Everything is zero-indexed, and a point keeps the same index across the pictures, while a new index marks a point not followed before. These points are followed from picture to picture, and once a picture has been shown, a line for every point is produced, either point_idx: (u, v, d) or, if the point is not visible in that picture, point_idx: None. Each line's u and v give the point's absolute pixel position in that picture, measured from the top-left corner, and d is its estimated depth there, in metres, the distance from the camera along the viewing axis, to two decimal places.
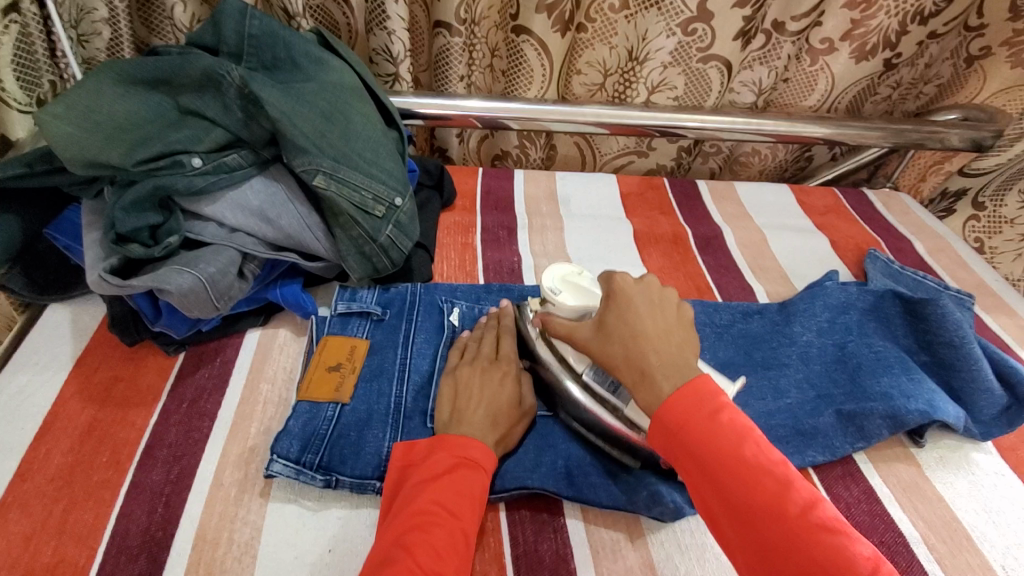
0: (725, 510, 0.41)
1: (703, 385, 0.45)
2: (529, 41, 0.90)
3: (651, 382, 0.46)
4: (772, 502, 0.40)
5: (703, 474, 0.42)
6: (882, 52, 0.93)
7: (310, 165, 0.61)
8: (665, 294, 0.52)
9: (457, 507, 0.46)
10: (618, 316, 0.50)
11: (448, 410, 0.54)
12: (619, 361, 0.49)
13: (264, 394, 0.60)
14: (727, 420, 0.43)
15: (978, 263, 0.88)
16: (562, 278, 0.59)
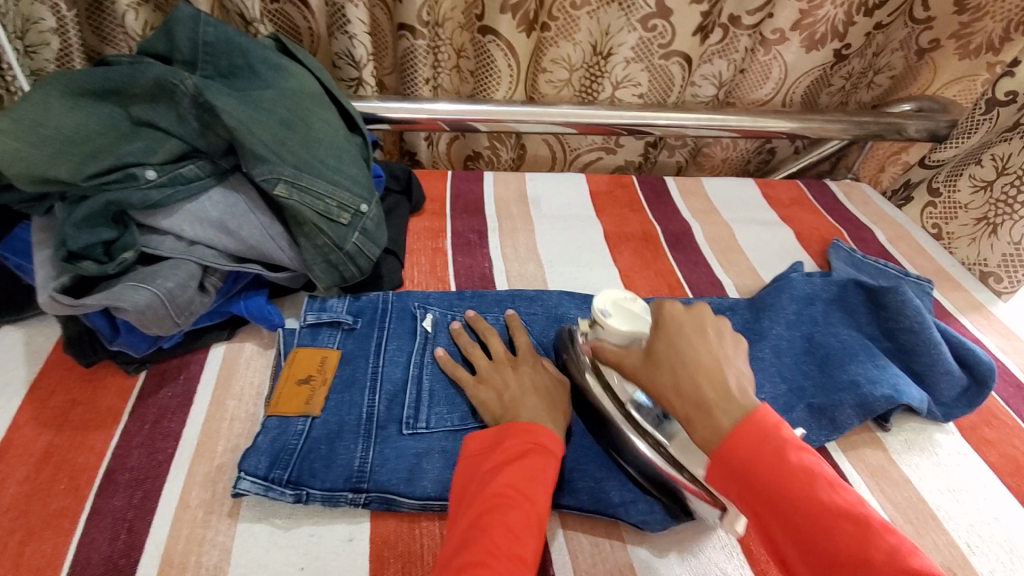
0: (799, 554, 0.38)
1: (761, 418, 0.42)
2: (496, 42, 0.90)
3: (707, 414, 0.44)
4: (846, 543, 0.36)
5: (775, 518, 0.39)
6: (831, 42, 0.95)
7: (271, 174, 0.60)
8: (716, 324, 0.50)
9: (531, 492, 0.46)
10: (667, 343, 0.48)
11: (497, 409, 0.56)
12: (670, 391, 0.47)
13: (230, 411, 0.58)
14: (794, 458, 0.40)
15: (935, 250, 0.91)
16: (614, 303, 0.57)
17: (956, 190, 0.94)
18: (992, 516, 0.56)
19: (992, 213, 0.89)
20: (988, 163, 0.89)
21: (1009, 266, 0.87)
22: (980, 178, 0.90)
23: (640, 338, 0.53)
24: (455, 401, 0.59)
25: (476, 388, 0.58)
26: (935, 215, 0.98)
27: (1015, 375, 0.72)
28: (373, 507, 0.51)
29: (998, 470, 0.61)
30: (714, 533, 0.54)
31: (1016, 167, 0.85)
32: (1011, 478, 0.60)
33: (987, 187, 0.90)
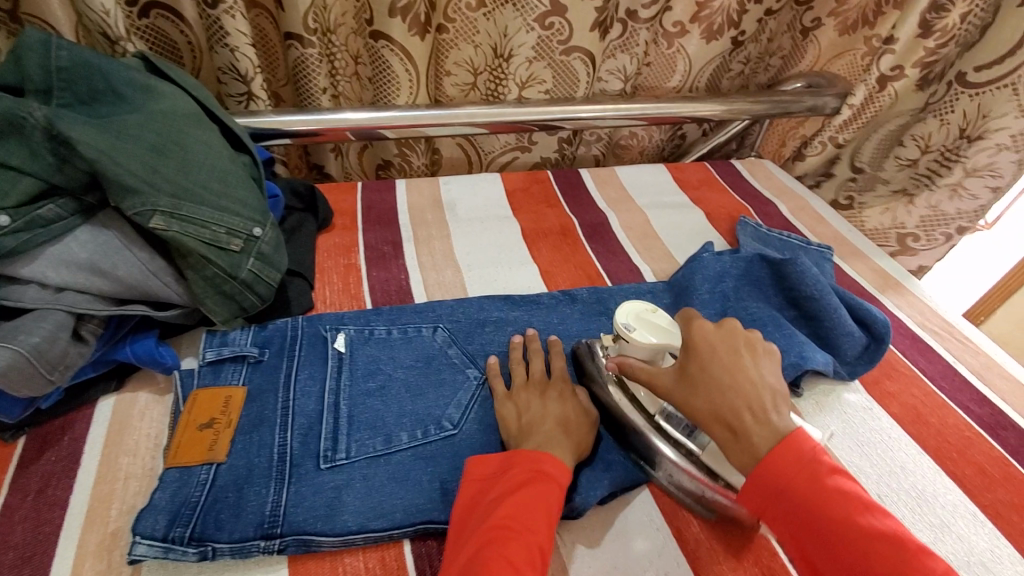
0: (829, 562, 0.41)
1: (802, 439, 0.44)
2: (390, 47, 0.87)
3: (746, 441, 0.46)
4: (892, 566, 0.39)
5: (807, 530, 0.42)
6: (727, 31, 0.99)
7: (145, 206, 0.55)
8: (750, 342, 0.51)
9: (532, 523, 0.46)
10: (700, 363, 0.50)
11: (515, 427, 0.56)
12: (708, 415, 0.48)
13: (123, 469, 0.53)
14: (833, 482, 0.43)
15: (832, 217, 0.97)
16: (636, 316, 0.57)
17: (878, 167, 1.12)
18: (897, 465, 0.60)
19: (911, 186, 1.09)
20: (911, 144, 1.05)
21: (928, 227, 1.10)
22: (906, 157, 1.07)
23: (666, 352, 0.55)
24: (377, 424, 0.57)
25: (501, 403, 0.59)
26: (852, 188, 1.16)
27: (909, 328, 0.78)
28: (290, 551, 0.48)
29: (900, 420, 0.65)
30: (646, 520, 0.55)
31: (937, 146, 1.03)
32: (912, 426, 0.64)
33: (912, 165, 1.07)
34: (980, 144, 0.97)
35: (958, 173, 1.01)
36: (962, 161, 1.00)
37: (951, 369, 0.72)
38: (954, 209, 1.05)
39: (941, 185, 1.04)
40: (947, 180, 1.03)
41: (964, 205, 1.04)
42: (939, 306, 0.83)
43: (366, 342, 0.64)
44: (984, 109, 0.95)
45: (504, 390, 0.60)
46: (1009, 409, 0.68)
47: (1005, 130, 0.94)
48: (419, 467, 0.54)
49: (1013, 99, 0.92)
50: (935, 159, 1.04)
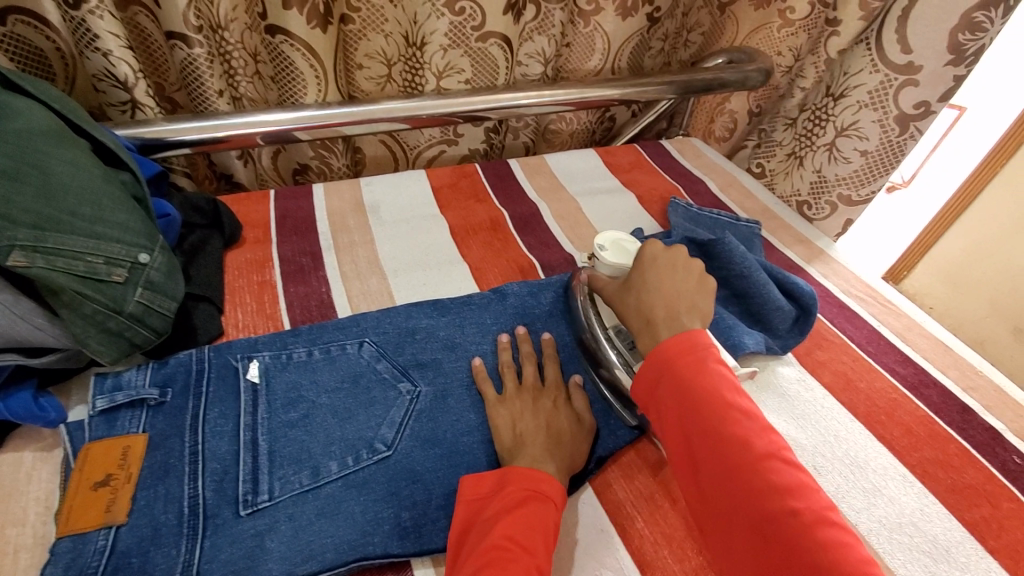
0: (693, 433, 0.44)
1: (698, 334, 0.49)
2: (289, 42, 0.80)
3: (653, 329, 0.51)
4: (742, 433, 0.42)
5: (681, 404, 0.45)
6: (642, 8, 0.97)
7: (0, 241, 0.47)
8: (690, 264, 0.56)
9: (532, 543, 0.44)
10: (640, 271, 0.57)
11: (509, 437, 0.55)
12: (632, 311, 0.55)
13: (10, 542, 0.47)
14: (716, 368, 0.46)
15: (759, 191, 0.98)
16: (610, 242, 0.70)
17: (771, 130, 1.11)
18: (831, 434, 0.61)
19: (799, 148, 1.06)
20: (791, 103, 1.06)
21: (817, 194, 1.05)
22: (789, 117, 1.07)
23: (622, 270, 0.66)
24: (302, 457, 0.52)
25: (495, 409, 0.58)
26: (758, 155, 1.15)
27: (836, 296, 0.80)
28: None
29: (832, 389, 0.67)
30: (591, 522, 0.53)
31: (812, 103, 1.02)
32: (843, 394, 0.66)
33: (793, 124, 1.07)
34: (845, 101, 0.96)
35: (829, 133, 0.99)
36: (833, 120, 0.98)
37: (876, 333, 0.75)
38: (834, 174, 1.01)
39: (820, 146, 1.01)
40: (823, 139, 1.01)
41: (840, 168, 0.99)
42: (861, 271, 0.85)
43: (284, 368, 0.59)
44: (845, 65, 0.96)
45: (496, 395, 0.59)
46: (930, 367, 0.71)
47: (863, 87, 0.93)
48: (351, 497, 0.51)
49: (868, 55, 0.91)
50: (813, 120, 1.03)
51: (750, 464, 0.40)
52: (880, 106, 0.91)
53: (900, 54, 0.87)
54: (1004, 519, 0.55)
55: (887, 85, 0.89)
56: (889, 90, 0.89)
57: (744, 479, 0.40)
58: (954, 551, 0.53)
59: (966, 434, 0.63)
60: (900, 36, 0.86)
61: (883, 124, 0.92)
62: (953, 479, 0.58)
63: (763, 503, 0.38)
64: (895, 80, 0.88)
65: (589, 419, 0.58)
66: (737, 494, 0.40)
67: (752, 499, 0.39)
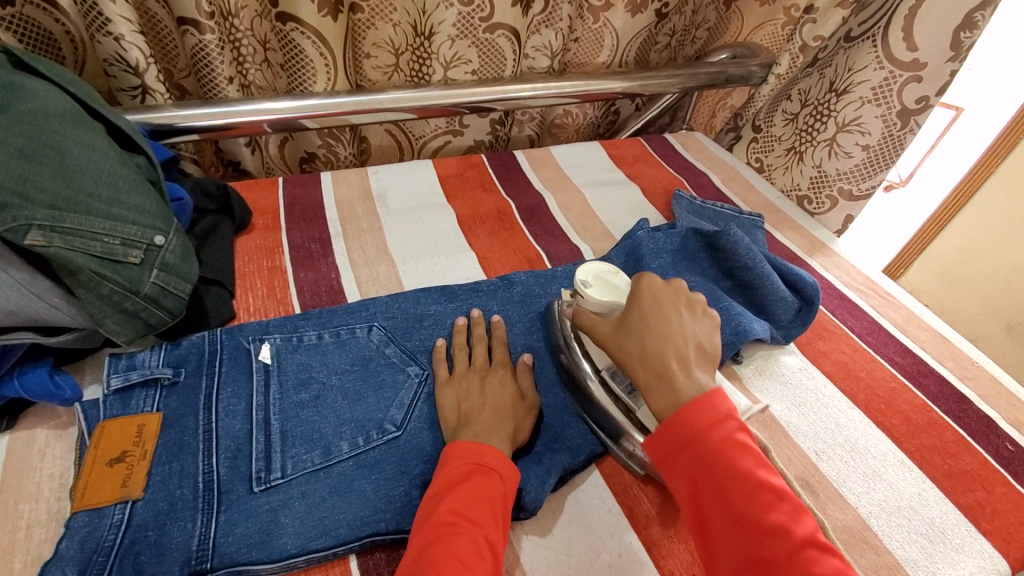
0: (722, 518, 0.40)
1: (718, 398, 0.44)
2: (300, 30, 0.81)
3: (668, 385, 0.46)
4: (776, 519, 0.39)
5: (704, 483, 0.41)
6: (651, 4, 0.97)
7: (18, 220, 0.48)
8: (691, 301, 0.52)
9: (479, 515, 0.45)
10: (638, 312, 0.51)
11: (454, 417, 0.54)
12: (635, 358, 0.48)
13: (24, 518, 0.47)
14: (742, 442, 0.42)
15: (762, 185, 0.99)
16: (595, 276, 0.59)
17: (772, 125, 1.09)
18: (832, 420, 0.63)
19: (800, 143, 1.04)
20: (796, 98, 1.04)
21: (817, 189, 1.03)
22: (790, 112, 1.05)
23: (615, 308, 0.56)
24: (314, 437, 0.53)
25: (442, 388, 0.57)
26: (756, 149, 1.14)
27: (837, 288, 0.81)
28: None
29: (833, 378, 0.68)
30: (598, 502, 0.54)
31: (814, 98, 1.00)
32: (843, 382, 0.67)
33: (794, 119, 1.04)
34: (848, 97, 0.94)
35: (831, 128, 0.97)
36: (834, 116, 0.96)
37: (876, 324, 0.76)
38: (834, 169, 0.98)
39: (821, 141, 0.99)
40: (824, 135, 0.99)
41: (841, 164, 0.97)
42: (862, 264, 0.87)
43: (295, 350, 0.60)
44: (851, 62, 0.93)
45: (445, 374, 0.59)
46: (928, 358, 0.72)
47: (867, 83, 0.90)
48: (363, 475, 0.52)
49: (873, 52, 0.89)
50: (814, 116, 1.00)
51: (786, 556, 0.38)
52: (883, 102, 0.89)
53: (906, 51, 0.85)
54: (998, 503, 0.57)
55: (892, 81, 0.87)
56: (893, 86, 0.87)
57: (778, 568, 0.38)
58: (949, 533, 0.54)
59: (962, 421, 0.65)
60: (906, 33, 0.84)
61: (886, 119, 0.90)
62: (950, 465, 0.60)
63: None
64: (900, 77, 0.86)
65: (533, 398, 0.57)
66: None
67: None
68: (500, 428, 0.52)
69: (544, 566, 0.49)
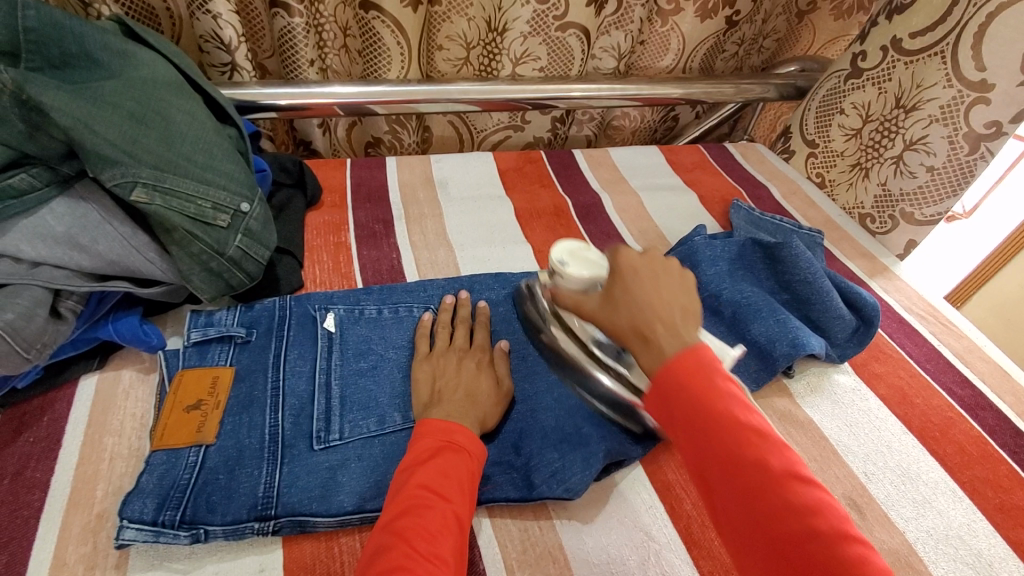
0: (713, 467, 0.37)
1: (702, 351, 0.41)
2: (380, 18, 0.84)
3: (656, 351, 0.41)
4: (764, 459, 0.37)
5: (694, 433, 0.38)
6: (722, 10, 0.97)
7: (126, 177, 0.52)
8: (668, 264, 0.48)
9: (448, 491, 0.45)
10: (622, 284, 0.46)
11: (426, 394, 0.54)
12: (627, 328, 0.44)
13: (108, 450, 0.51)
14: (727, 386, 0.39)
15: (823, 202, 0.98)
16: (569, 253, 0.56)
17: (830, 139, 1.02)
18: (884, 444, 0.62)
19: (863, 159, 0.97)
20: (851, 113, 0.98)
21: (881, 208, 0.96)
22: (849, 127, 0.99)
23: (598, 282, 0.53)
24: (370, 405, 0.56)
25: (419, 364, 0.57)
26: (816, 164, 1.06)
27: (897, 311, 0.79)
28: (284, 532, 0.48)
29: (887, 401, 0.66)
30: (639, 497, 0.55)
31: (876, 114, 0.94)
32: (898, 407, 0.66)
33: (856, 135, 0.98)
34: (914, 115, 0.89)
35: (897, 146, 0.92)
36: (901, 133, 0.91)
37: (935, 352, 0.74)
38: (898, 189, 0.93)
39: (885, 159, 0.94)
40: (889, 153, 0.93)
41: (906, 184, 0.91)
42: (924, 289, 0.84)
43: (357, 322, 0.63)
44: (916, 78, 0.88)
45: (426, 350, 0.59)
46: (988, 390, 0.70)
47: (935, 101, 0.86)
48: None
49: (942, 68, 0.84)
50: (878, 131, 0.94)
51: (777, 495, 0.35)
52: (951, 122, 0.85)
53: (974, 71, 0.81)
54: None
55: (960, 101, 0.83)
56: (960, 107, 0.83)
57: (768, 507, 0.35)
58: (996, 566, 0.52)
59: (1018, 457, 0.62)
60: (975, 53, 0.80)
61: (952, 141, 0.85)
62: (1003, 499, 0.58)
63: (798, 538, 0.34)
64: (970, 97, 0.82)
65: (508, 385, 0.57)
66: (764, 530, 0.35)
67: (783, 530, 0.34)
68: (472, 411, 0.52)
69: (585, 552, 0.50)
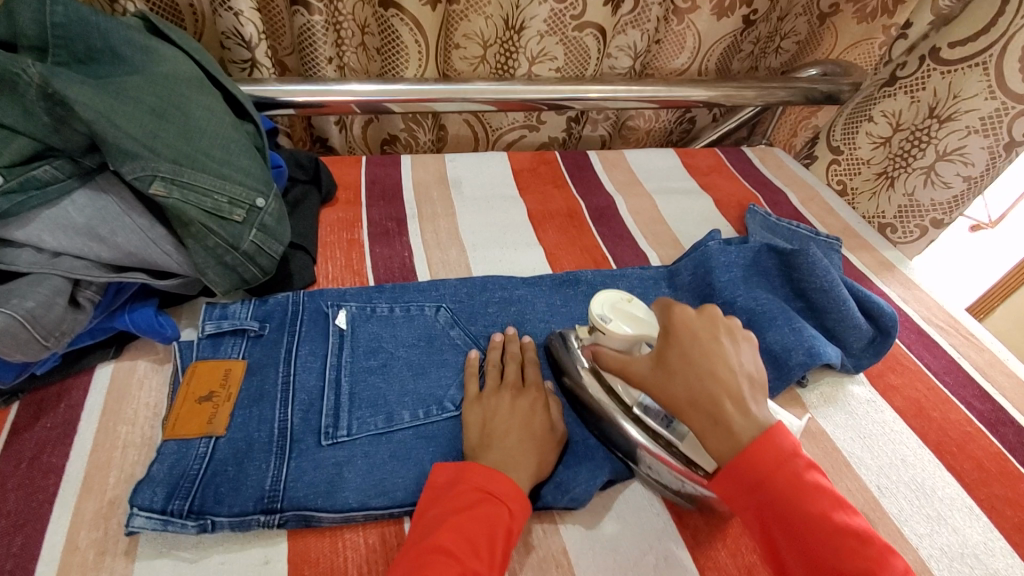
0: (804, 565, 0.39)
1: (779, 434, 0.42)
2: (400, 16, 0.85)
3: (726, 429, 0.43)
4: (863, 562, 0.38)
5: (782, 531, 0.40)
6: (739, 10, 0.95)
7: (145, 171, 0.53)
8: (728, 326, 0.48)
9: (472, 549, 0.43)
10: (680, 351, 0.46)
11: (477, 435, 0.52)
12: (686, 404, 0.45)
13: (122, 438, 0.52)
14: (809, 477, 0.41)
15: (843, 209, 0.96)
16: (611, 306, 0.53)
17: (856, 146, 1.01)
18: (899, 457, 0.60)
19: (891, 168, 0.97)
20: (881, 121, 0.97)
21: (905, 218, 0.96)
22: (878, 135, 0.98)
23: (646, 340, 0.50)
24: (378, 402, 0.56)
25: (470, 405, 0.55)
26: (839, 171, 1.05)
27: (915, 322, 0.77)
28: (290, 525, 0.48)
29: (903, 413, 0.65)
30: (644, 503, 0.54)
31: (908, 123, 0.93)
32: (914, 420, 0.64)
33: (885, 143, 0.97)
34: (951, 126, 0.87)
35: (929, 156, 0.90)
36: (933, 144, 0.90)
37: (954, 364, 0.72)
38: (927, 199, 0.92)
39: (916, 168, 0.93)
40: (921, 163, 0.92)
41: (937, 195, 0.91)
42: (946, 300, 0.82)
43: (368, 319, 0.63)
44: (954, 88, 0.86)
45: (475, 391, 0.56)
46: (1009, 405, 0.68)
47: (975, 112, 0.84)
48: (423, 445, 0.54)
49: (984, 80, 0.83)
50: (909, 141, 0.93)
51: None
52: (991, 133, 0.83)
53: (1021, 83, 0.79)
54: None
55: (1002, 113, 0.81)
56: (1004, 118, 0.81)
57: None
58: None
59: None
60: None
61: (992, 151, 0.83)
62: (1022, 518, 0.56)
63: None
64: (1013, 109, 0.80)
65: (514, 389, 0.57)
66: None
67: None
68: (519, 438, 0.51)
69: (589, 558, 0.50)
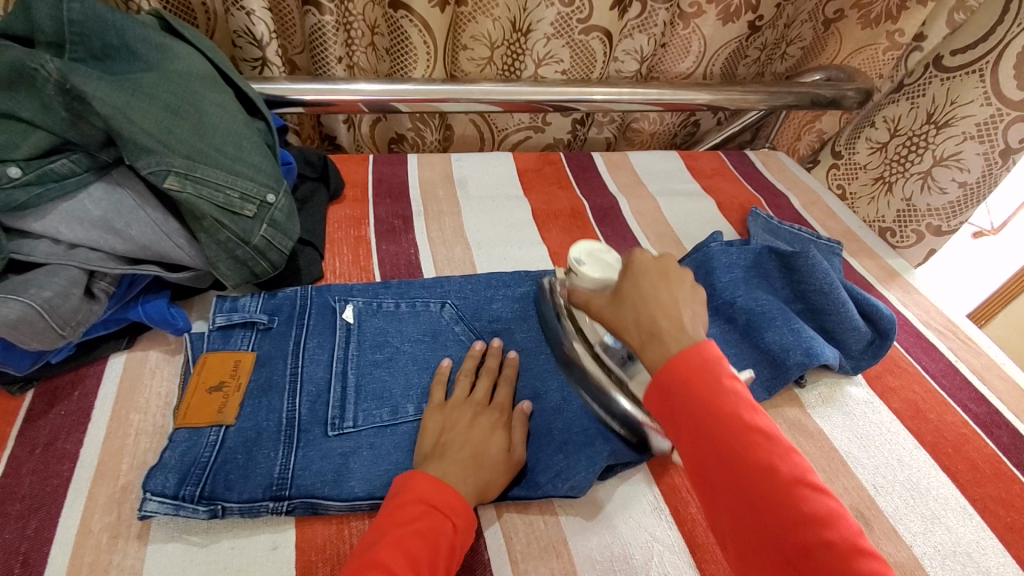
0: (715, 464, 0.40)
1: (708, 350, 0.43)
2: (409, 17, 0.86)
3: (661, 344, 0.45)
4: (768, 460, 0.39)
5: (696, 430, 0.41)
6: (745, 15, 0.96)
7: (159, 166, 0.54)
8: (681, 273, 0.51)
9: (415, 560, 0.42)
10: (632, 282, 0.50)
11: (432, 443, 0.52)
12: (630, 325, 0.48)
13: (134, 426, 0.53)
14: (732, 385, 0.42)
15: (844, 213, 0.97)
16: (589, 253, 0.58)
17: (856, 152, 1.04)
18: (895, 457, 0.61)
19: (887, 173, 1.00)
20: (882, 126, 0.99)
21: (903, 222, 0.99)
22: (877, 141, 1.00)
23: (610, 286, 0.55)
24: (384, 395, 0.57)
25: (432, 413, 0.55)
26: (838, 176, 1.09)
27: (914, 325, 0.78)
28: (297, 513, 0.49)
29: (900, 415, 0.66)
30: (644, 498, 0.55)
31: (906, 129, 0.96)
32: (911, 421, 0.65)
33: (882, 149, 1.00)
34: (948, 131, 0.90)
35: (926, 161, 0.93)
36: (931, 148, 0.92)
37: (952, 368, 0.73)
38: (924, 204, 0.95)
39: (914, 173, 0.95)
40: (917, 168, 0.95)
41: (934, 199, 0.93)
42: (944, 305, 0.83)
43: (375, 314, 0.64)
44: (952, 94, 0.89)
45: (441, 399, 0.56)
46: (1005, 408, 0.68)
47: (971, 118, 0.87)
48: None
49: (980, 86, 0.85)
50: (907, 146, 0.96)
51: (778, 494, 0.38)
52: (987, 139, 0.86)
53: (1015, 89, 0.82)
54: None
55: (998, 119, 0.84)
56: (999, 124, 0.84)
57: (768, 504, 0.37)
58: None
59: None
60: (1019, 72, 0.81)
61: (988, 157, 0.86)
62: (1014, 518, 0.57)
63: (797, 536, 0.36)
64: (1009, 116, 0.83)
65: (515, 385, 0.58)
66: (762, 521, 0.37)
67: (782, 523, 0.37)
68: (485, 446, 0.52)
69: (588, 550, 0.51)
